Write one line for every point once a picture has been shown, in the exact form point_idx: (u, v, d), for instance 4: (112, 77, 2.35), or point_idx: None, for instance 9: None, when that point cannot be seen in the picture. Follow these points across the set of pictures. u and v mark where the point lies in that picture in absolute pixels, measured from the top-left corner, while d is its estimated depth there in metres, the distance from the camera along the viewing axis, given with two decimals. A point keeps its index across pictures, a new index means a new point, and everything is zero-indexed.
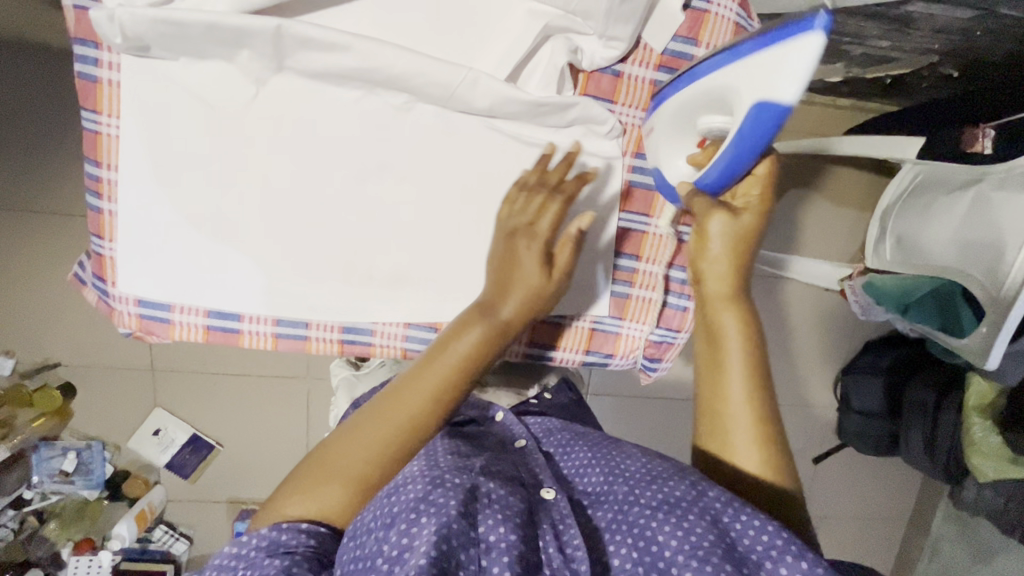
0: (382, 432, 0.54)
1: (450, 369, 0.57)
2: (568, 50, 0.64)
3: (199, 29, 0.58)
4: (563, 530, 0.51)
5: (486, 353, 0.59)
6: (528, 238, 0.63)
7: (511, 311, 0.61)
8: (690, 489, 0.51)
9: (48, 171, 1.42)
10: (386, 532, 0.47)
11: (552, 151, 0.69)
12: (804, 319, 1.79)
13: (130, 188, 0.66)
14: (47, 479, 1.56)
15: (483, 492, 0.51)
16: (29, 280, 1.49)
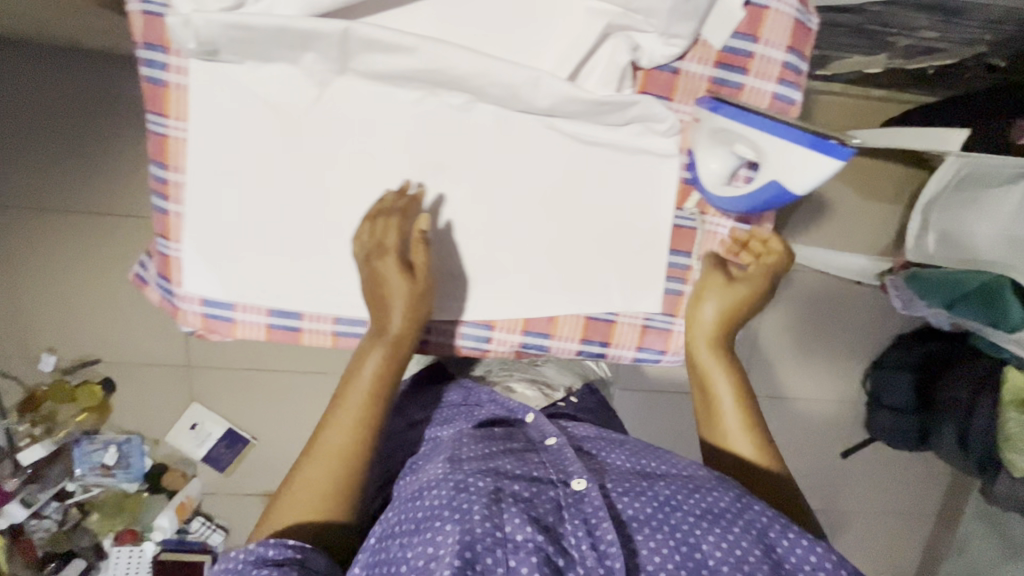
0: (325, 465, 0.60)
1: (359, 395, 0.63)
2: (629, 49, 0.64)
3: (268, 32, 0.59)
4: (595, 523, 0.54)
5: (392, 369, 0.65)
6: (379, 257, 0.65)
7: (400, 323, 0.65)
8: (736, 501, 0.55)
9: (93, 171, 1.46)
10: (411, 538, 0.52)
11: (608, 149, 0.70)
12: (832, 314, 1.78)
13: (196, 191, 0.67)
14: (89, 472, 1.60)
15: (507, 494, 0.55)
16: (70, 279, 1.52)
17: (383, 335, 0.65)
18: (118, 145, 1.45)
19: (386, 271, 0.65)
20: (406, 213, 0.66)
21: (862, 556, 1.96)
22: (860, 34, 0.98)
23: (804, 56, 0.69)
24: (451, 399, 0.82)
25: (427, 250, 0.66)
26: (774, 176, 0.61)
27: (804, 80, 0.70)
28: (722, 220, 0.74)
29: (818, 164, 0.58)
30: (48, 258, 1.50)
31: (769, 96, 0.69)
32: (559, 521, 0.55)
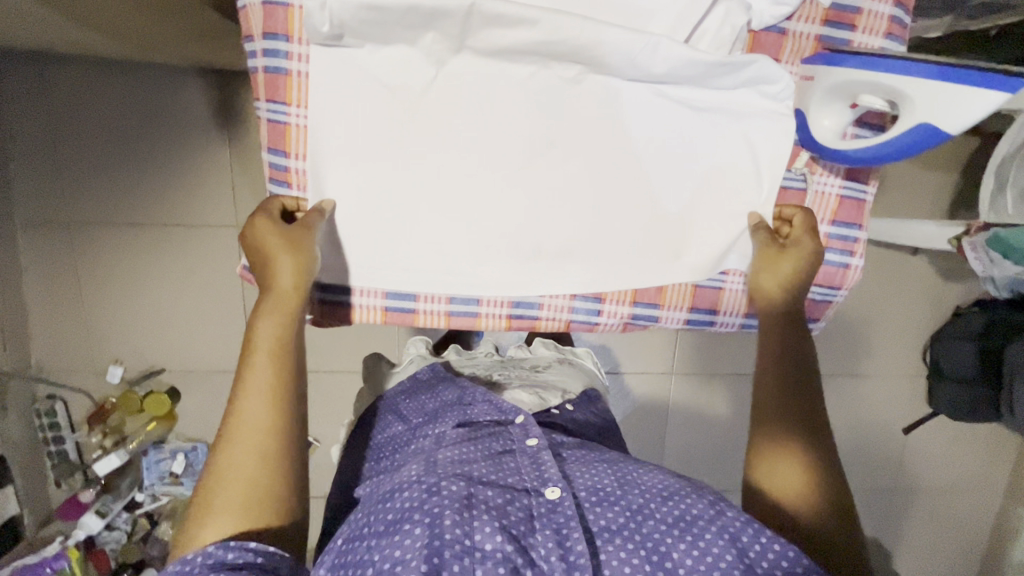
0: (248, 443, 0.63)
1: (265, 362, 0.65)
2: (744, 10, 0.64)
3: (396, 13, 0.60)
4: (566, 532, 0.67)
5: (287, 332, 0.66)
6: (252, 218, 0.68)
7: (288, 279, 0.66)
8: (711, 508, 0.67)
9: (156, 182, 1.47)
10: (394, 538, 0.66)
11: (715, 114, 0.70)
12: (891, 289, 1.74)
13: (317, 176, 0.68)
14: (157, 481, 1.60)
15: (477, 500, 0.70)
16: (134, 291, 1.55)
17: (271, 294, 0.66)
18: (179, 156, 1.46)
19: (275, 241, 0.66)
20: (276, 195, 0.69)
21: (927, 534, 1.93)
22: None
23: (909, 9, 0.69)
24: (447, 399, 0.98)
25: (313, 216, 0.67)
26: (918, 118, 0.58)
27: (909, 33, 0.70)
28: (831, 178, 0.73)
29: (970, 100, 0.55)
30: (114, 271, 1.53)
31: (880, 39, 0.68)
32: (529, 528, 0.69)
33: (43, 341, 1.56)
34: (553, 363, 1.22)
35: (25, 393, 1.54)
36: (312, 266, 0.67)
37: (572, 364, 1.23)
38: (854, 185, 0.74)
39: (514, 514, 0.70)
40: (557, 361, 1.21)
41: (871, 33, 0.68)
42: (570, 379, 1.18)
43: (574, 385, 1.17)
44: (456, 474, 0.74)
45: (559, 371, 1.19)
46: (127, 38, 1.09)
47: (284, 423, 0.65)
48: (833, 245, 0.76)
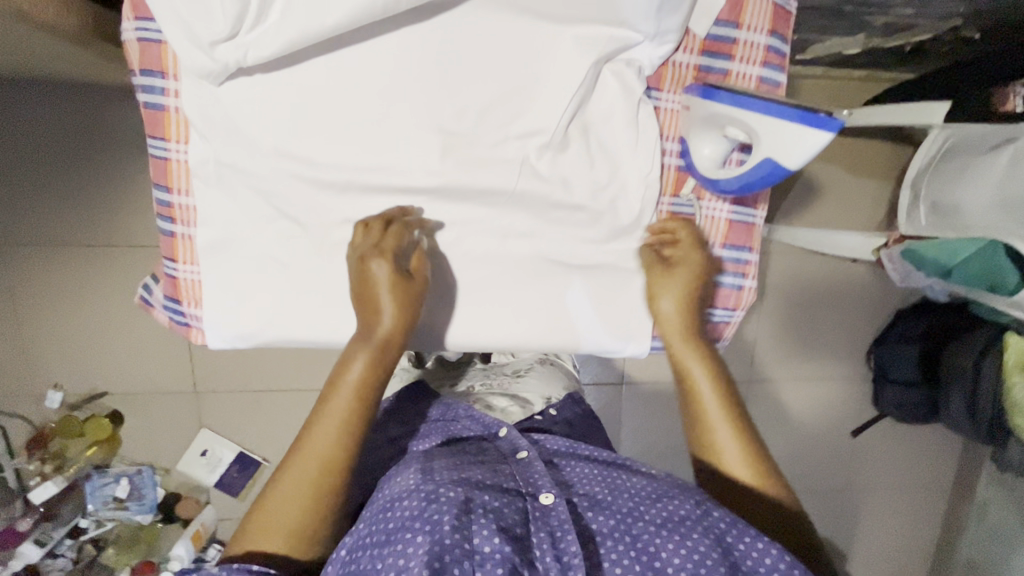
0: (314, 477, 0.62)
1: (345, 401, 0.65)
2: (625, 71, 0.68)
3: (259, 51, 0.60)
4: (560, 535, 0.58)
5: (376, 373, 0.66)
6: (377, 258, 0.66)
7: (389, 324, 0.67)
8: (695, 509, 0.59)
9: (90, 204, 1.45)
10: (385, 552, 0.57)
11: (603, 146, 0.71)
12: (836, 295, 1.78)
13: (209, 218, 0.68)
14: (102, 507, 1.59)
15: (477, 504, 0.59)
16: (69, 314, 1.52)
17: (371, 335, 0.67)
18: (108, 178, 1.43)
19: (371, 269, 0.66)
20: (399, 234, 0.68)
21: (878, 531, 1.96)
22: (840, 15, 1.00)
23: (786, 38, 0.70)
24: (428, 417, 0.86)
25: (418, 261, 0.69)
26: (765, 152, 0.60)
27: (788, 62, 0.72)
28: (719, 202, 0.75)
29: (807, 132, 0.57)
30: (51, 295, 1.50)
31: (757, 69, 0.70)
32: (528, 532, 0.59)
33: None
34: (534, 365, 1.08)
35: None
36: (414, 309, 0.68)
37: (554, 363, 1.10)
38: (742, 205, 0.76)
39: (511, 516, 0.60)
40: (540, 361, 1.08)
41: (748, 63, 0.70)
42: (554, 379, 1.05)
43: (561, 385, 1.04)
44: (455, 480, 0.63)
45: (543, 371, 1.05)
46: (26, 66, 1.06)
47: (346, 458, 0.64)
48: (725, 267, 0.77)
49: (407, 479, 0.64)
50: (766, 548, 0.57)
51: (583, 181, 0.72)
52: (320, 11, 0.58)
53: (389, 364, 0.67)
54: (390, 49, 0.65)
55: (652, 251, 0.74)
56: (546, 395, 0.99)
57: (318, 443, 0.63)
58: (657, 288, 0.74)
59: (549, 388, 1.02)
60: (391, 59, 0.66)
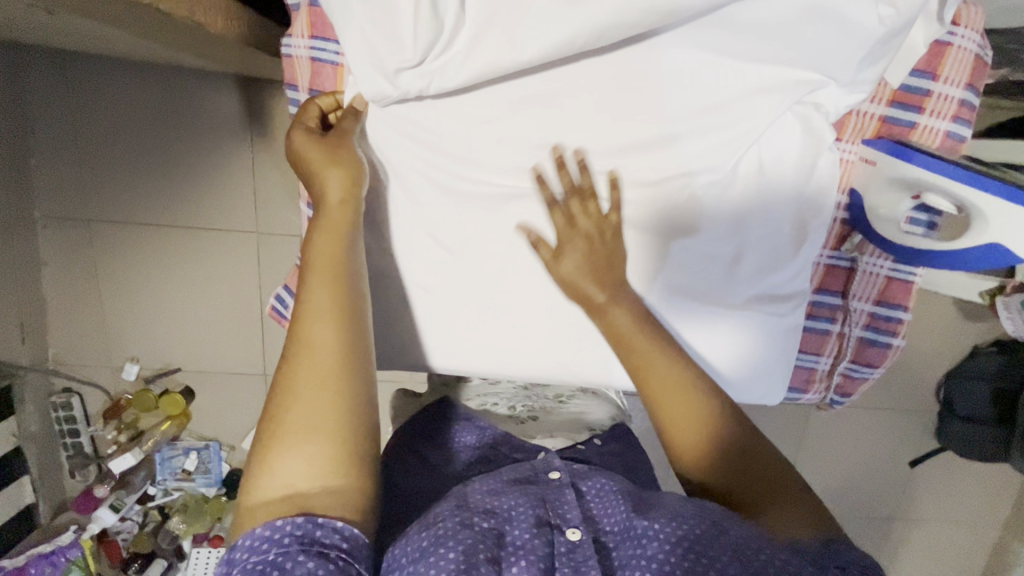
0: (316, 374, 0.49)
1: (318, 277, 0.54)
2: (809, 118, 0.64)
3: (441, 80, 0.59)
4: (584, 571, 0.50)
5: (344, 246, 0.56)
6: (298, 132, 0.60)
7: (338, 193, 0.58)
8: (710, 529, 0.51)
9: (179, 185, 1.44)
10: (415, 565, 0.48)
11: (776, 191, 0.67)
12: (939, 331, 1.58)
13: (369, 242, 0.69)
14: (169, 477, 1.60)
15: (510, 539, 0.52)
16: (149, 290, 1.54)
17: (319, 210, 0.57)
18: (195, 159, 1.42)
19: (317, 142, 0.60)
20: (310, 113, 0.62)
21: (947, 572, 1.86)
22: (1001, 50, 0.94)
23: (982, 92, 0.66)
24: (459, 446, 0.73)
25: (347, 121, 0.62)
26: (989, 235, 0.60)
27: (978, 116, 0.67)
28: (880, 259, 0.71)
29: None
30: (134, 270, 1.52)
31: (947, 124, 0.66)
32: (551, 566, 0.51)
33: (63, 336, 1.58)
34: (579, 393, 0.88)
35: (41, 385, 1.56)
36: (358, 171, 0.60)
37: (597, 393, 0.90)
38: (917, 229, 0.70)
39: (537, 548, 0.52)
40: (582, 389, 0.88)
41: (939, 116, 0.66)
42: (600, 407, 0.85)
43: (607, 416, 0.84)
44: (486, 506, 0.55)
45: (588, 397, 0.86)
46: (127, 51, 1.03)
47: (342, 339, 0.51)
48: (876, 323, 0.74)
49: (442, 504, 0.56)
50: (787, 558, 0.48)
51: (747, 229, 0.68)
52: (514, 46, 0.56)
53: (352, 228, 0.58)
54: (567, 82, 0.63)
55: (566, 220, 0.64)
56: (592, 427, 0.80)
57: (315, 332, 0.51)
58: (569, 275, 0.63)
59: (596, 420, 0.82)
60: (566, 92, 0.63)
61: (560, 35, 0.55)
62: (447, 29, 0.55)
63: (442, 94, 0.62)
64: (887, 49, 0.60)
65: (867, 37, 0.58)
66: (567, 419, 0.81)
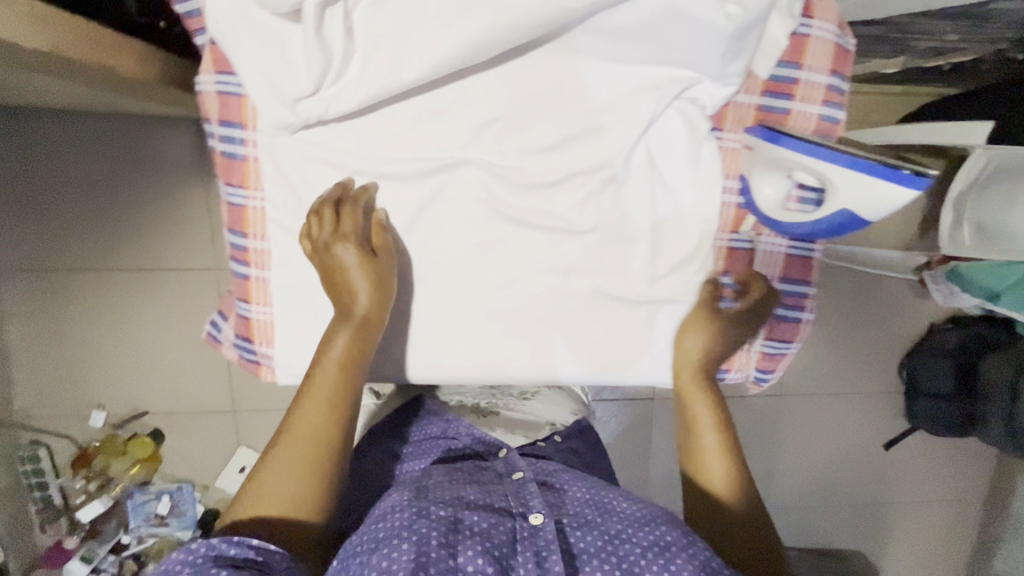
0: (313, 450, 0.60)
1: (332, 374, 0.63)
2: (690, 112, 0.69)
3: (335, 102, 0.62)
4: (545, 556, 0.53)
5: (357, 348, 0.65)
6: (340, 242, 0.65)
7: (365, 301, 0.66)
8: (679, 536, 0.54)
9: (134, 225, 1.46)
10: (369, 555, 0.51)
11: (668, 182, 0.72)
12: (899, 311, 1.58)
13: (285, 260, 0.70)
14: (143, 523, 1.57)
15: (466, 525, 0.54)
16: (110, 330, 1.54)
17: (346, 313, 0.66)
18: (154, 203, 1.46)
19: (333, 252, 0.66)
20: (353, 211, 0.66)
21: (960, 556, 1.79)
22: (884, 41, 1.00)
23: (846, 77, 0.71)
24: (407, 439, 0.80)
25: (352, 216, 0.66)
26: (843, 205, 0.65)
27: (847, 98, 0.72)
28: (778, 238, 0.76)
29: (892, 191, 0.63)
30: (98, 315, 1.53)
31: (817, 107, 0.71)
32: (512, 552, 0.53)
33: (26, 390, 1.57)
34: (543, 390, 0.94)
35: (7, 442, 1.54)
36: (384, 277, 0.67)
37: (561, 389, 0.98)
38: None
39: (497, 536, 0.54)
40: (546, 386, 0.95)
41: (809, 102, 0.71)
42: (562, 403, 0.92)
43: (567, 411, 0.91)
44: (450, 501, 0.58)
45: (549, 394, 0.93)
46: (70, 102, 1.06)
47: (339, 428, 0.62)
48: (784, 300, 0.78)
49: (396, 496, 0.59)
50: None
51: (645, 221, 0.72)
52: (399, 69, 0.60)
53: (376, 329, 0.67)
54: (459, 95, 0.67)
55: (700, 303, 0.75)
56: (554, 423, 0.86)
57: (316, 417, 0.61)
58: (681, 344, 0.75)
59: (556, 417, 0.89)
60: (461, 105, 0.67)
61: (439, 54, 0.59)
62: (335, 57, 0.60)
63: (341, 117, 0.66)
64: (745, 43, 0.65)
65: (721, 35, 0.63)
66: (529, 414, 0.88)
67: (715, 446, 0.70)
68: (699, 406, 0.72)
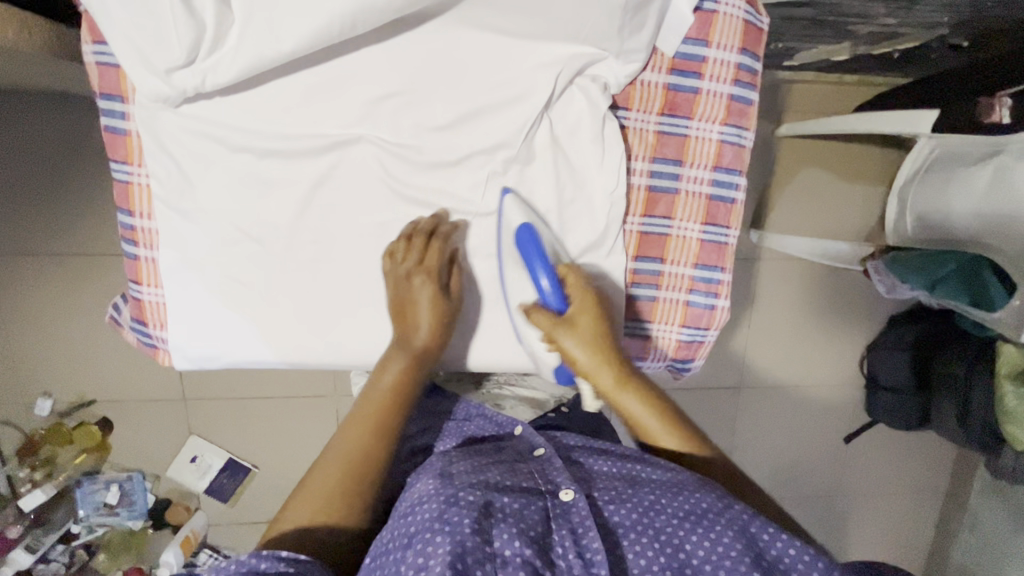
0: (351, 468, 0.59)
1: (379, 396, 0.63)
2: (592, 89, 0.67)
3: (212, 72, 0.60)
4: (583, 533, 0.52)
5: (414, 375, 0.65)
6: (421, 277, 0.66)
7: (425, 335, 0.67)
8: (716, 501, 0.53)
9: (57, 202, 1.30)
10: (404, 552, 0.50)
11: (572, 161, 0.69)
12: (860, 305, 1.54)
13: (175, 238, 0.68)
14: (92, 513, 1.39)
15: (498, 508, 0.52)
16: (34, 312, 1.35)
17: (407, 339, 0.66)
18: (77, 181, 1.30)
19: (414, 282, 0.67)
20: (439, 235, 0.68)
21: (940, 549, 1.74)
22: (821, 25, 0.99)
23: (757, 56, 0.69)
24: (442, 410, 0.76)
25: (435, 245, 0.67)
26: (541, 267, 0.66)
27: (760, 79, 0.71)
28: (690, 224, 0.74)
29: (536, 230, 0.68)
30: (18, 313, 1.35)
31: (728, 87, 0.70)
32: (549, 532, 0.52)
33: None
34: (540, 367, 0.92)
35: None
36: (446, 316, 0.68)
37: None
38: (723, 183, 0.73)
39: (531, 518, 0.53)
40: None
41: (718, 81, 0.69)
42: None
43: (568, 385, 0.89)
44: (473, 483, 0.55)
45: None
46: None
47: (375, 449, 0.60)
48: (698, 287, 0.76)
49: (424, 483, 0.56)
50: (797, 550, 0.51)
51: (549, 204, 0.70)
52: (275, 38, 0.58)
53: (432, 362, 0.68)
54: (347, 69, 0.64)
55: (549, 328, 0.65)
56: (558, 396, 0.85)
57: (351, 435, 0.60)
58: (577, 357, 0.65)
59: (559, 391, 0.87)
60: (352, 79, 0.65)
61: (315, 21, 0.57)
62: (208, 26, 0.57)
63: (225, 90, 0.63)
64: (643, 16, 0.63)
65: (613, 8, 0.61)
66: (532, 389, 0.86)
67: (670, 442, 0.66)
68: (630, 403, 0.66)
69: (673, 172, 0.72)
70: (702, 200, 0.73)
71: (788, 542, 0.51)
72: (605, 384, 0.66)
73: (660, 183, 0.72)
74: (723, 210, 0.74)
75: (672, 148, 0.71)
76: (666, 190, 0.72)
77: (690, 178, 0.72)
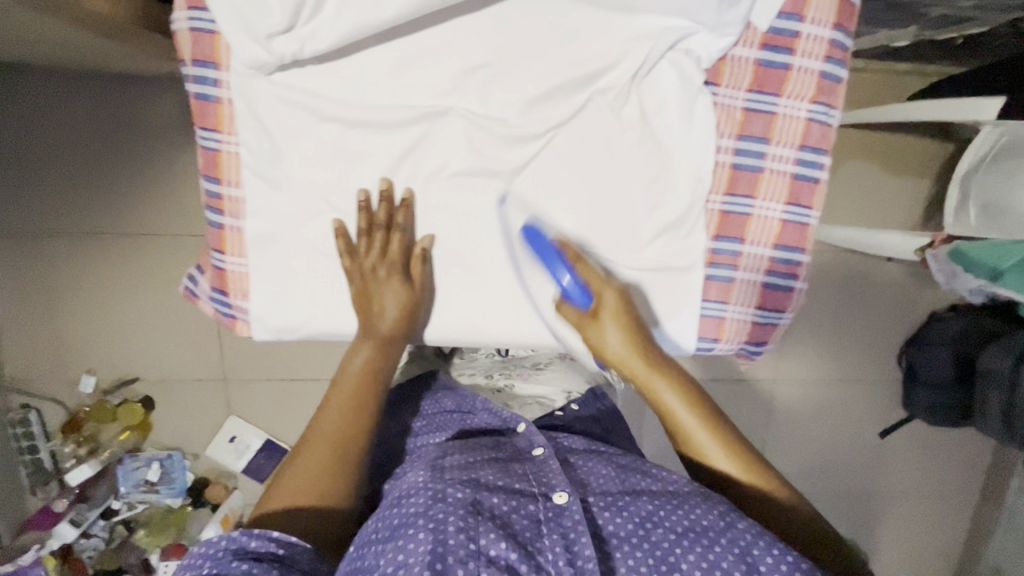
0: (325, 454, 0.60)
1: (350, 384, 0.65)
2: (686, 62, 0.66)
3: (312, 39, 0.60)
4: (573, 539, 0.52)
5: (379, 362, 0.67)
6: (384, 269, 0.67)
7: (390, 321, 0.68)
8: (718, 519, 0.54)
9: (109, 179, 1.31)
10: (383, 546, 0.51)
11: (660, 135, 0.68)
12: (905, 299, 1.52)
13: (260, 207, 0.68)
14: (133, 490, 1.39)
15: (486, 507, 0.53)
16: (84, 289, 1.36)
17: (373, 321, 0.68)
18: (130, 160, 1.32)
19: (378, 275, 0.67)
20: (398, 222, 0.68)
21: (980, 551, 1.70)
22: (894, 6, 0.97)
23: (850, 32, 0.68)
24: (438, 407, 0.76)
25: (402, 237, 0.68)
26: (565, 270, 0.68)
27: (850, 56, 0.70)
28: (773, 203, 0.73)
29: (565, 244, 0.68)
30: (71, 289, 1.36)
31: (819, 64, 0.68)
32: (536, 536, 0.53)
33: None
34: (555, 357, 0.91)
35: None
36: (416, 303, 0.69)
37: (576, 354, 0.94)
38: (808, 162, 0.72)
39: (518, 520, 0.54)
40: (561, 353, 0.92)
41: (811, 57, 0.68)
42: (577, 370, 0.89)
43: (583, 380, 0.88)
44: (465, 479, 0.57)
45: (562, 362, 0.90)
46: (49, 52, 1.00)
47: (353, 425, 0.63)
48: (776, 268, 0.75)
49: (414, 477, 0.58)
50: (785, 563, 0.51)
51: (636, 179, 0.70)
52: (378, 4, 0.57)
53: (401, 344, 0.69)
54: (439, 40, 0.64)
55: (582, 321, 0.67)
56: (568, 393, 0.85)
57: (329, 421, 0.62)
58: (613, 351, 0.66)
59: (572, 387, 0.87)
60: (443, 49, 0.64)
61: None
62: None
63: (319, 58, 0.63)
64: None
65: None
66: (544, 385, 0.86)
67: (707, 441, 0.64)
68: (663, 388, 0.66)
69: (759, 150, 0.71)
70: (787, 179, 0.72)
71: (783, 553, 0.52)
72: (637, 370, 0.66)
73: (745, 160, 0.71)
74: (807, 190, 0.73)
75: (759, 125, 0.70)
76: (750, 168, 0.71)
77: (776, 157, 0.71)
